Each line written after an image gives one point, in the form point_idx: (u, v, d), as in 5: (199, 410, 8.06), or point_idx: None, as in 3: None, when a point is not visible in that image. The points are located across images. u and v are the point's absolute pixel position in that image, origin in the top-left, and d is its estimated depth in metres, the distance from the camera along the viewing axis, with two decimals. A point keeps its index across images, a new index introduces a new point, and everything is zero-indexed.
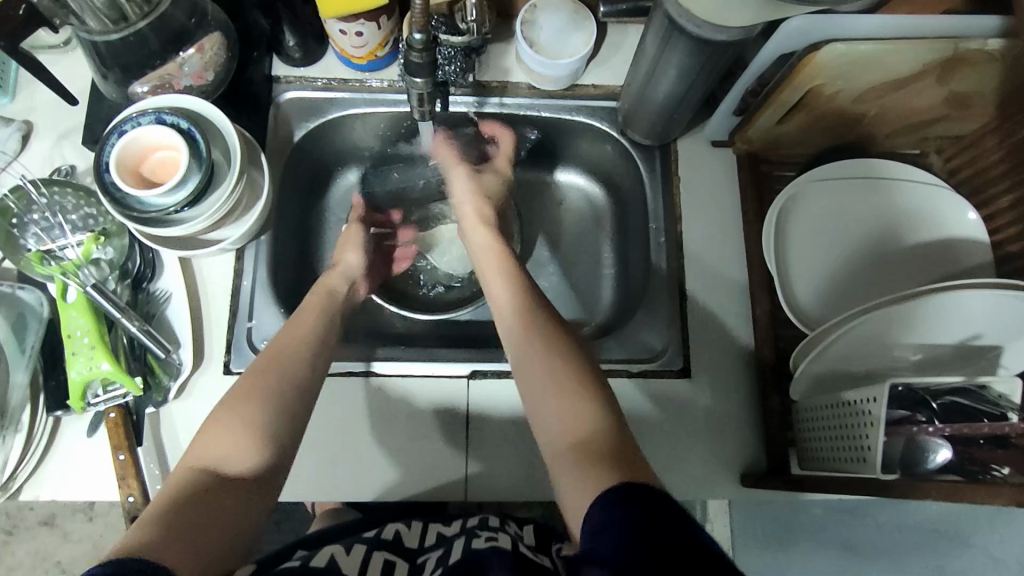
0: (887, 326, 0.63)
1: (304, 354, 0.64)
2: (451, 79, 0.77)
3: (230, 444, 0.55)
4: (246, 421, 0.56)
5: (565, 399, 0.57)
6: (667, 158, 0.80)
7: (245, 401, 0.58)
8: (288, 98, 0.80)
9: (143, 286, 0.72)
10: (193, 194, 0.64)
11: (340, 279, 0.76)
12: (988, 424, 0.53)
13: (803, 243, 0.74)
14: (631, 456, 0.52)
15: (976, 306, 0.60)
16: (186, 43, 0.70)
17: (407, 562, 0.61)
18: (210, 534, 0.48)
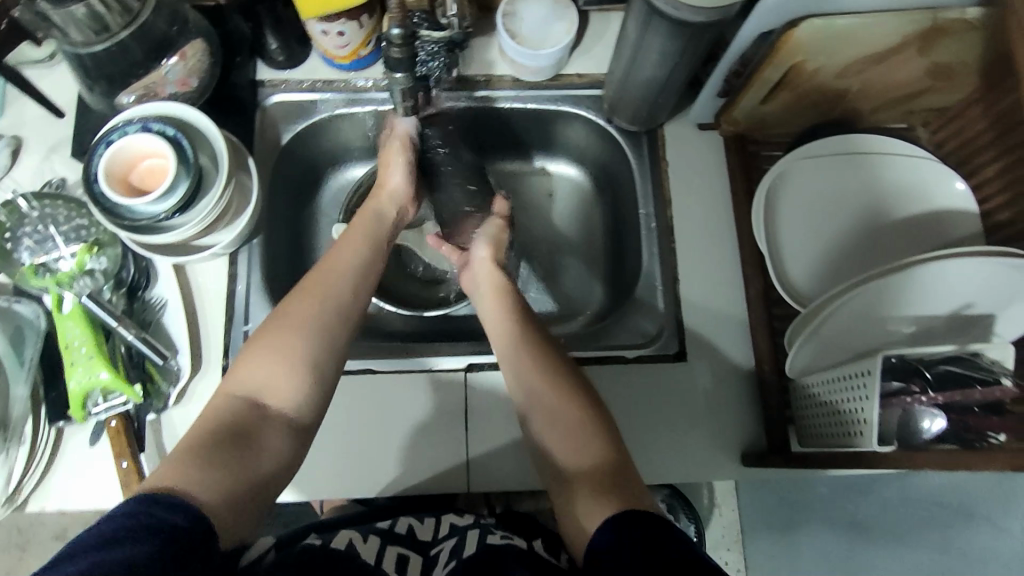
0: (879, 298, 0.64)
1: (350, 282, 0.62)
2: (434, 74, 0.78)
3: (272, 376, 0.55)
4: (288, 352, 0.56)
5: (569, 416, 0.58)
6: (655, 144, 0.81)
7: (284, 332, 0.57)
8: (274, 101, 0.80)
9: (138, 295, 0.72)
10: (182, 201, 0.65)
11: (387, 206, 0.73)
12: (980, 391, 0.54)
13: (792, 223, 0.74)
14: (633, 479, 0.54)
15: (965, 274, 0.61)
16: (169, 52, 0.71)
17: (421, 554, 0.61)
18: (248, 477, 0.50)
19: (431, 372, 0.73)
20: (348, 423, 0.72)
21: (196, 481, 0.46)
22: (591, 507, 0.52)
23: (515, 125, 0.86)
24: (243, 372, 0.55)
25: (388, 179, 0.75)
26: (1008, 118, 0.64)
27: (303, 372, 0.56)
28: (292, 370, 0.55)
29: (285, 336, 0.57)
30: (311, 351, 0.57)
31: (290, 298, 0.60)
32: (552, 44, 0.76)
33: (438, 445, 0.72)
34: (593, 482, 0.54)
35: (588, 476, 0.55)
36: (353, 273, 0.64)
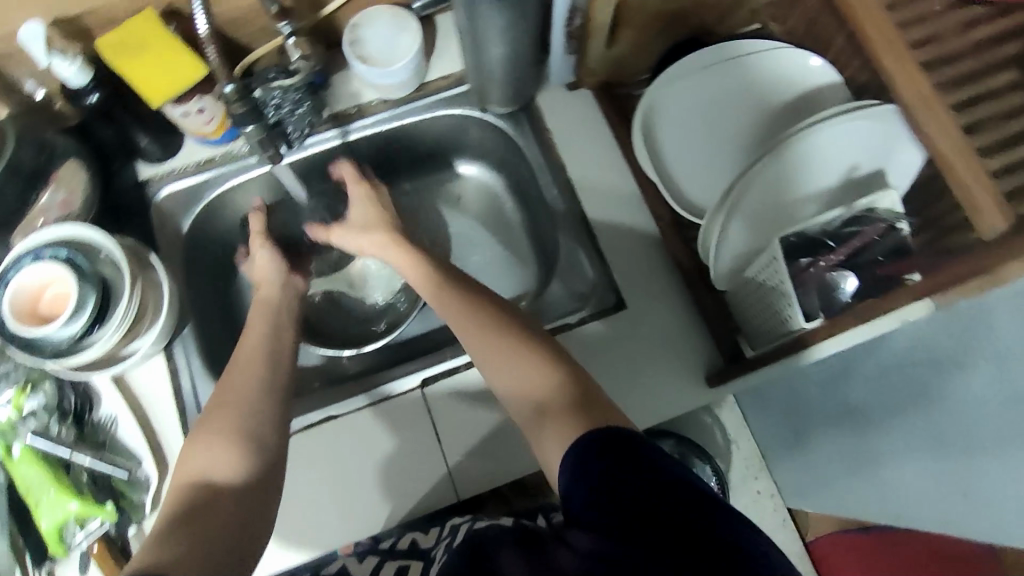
0: (775, 185, 0.65)
1: (265, 355, 0.65)
2: (284, 120, 0.77)
3: (215, 453, 0.56)
4: (226, 431, 0.57)
5: (521, 361, 0.59)
6: (534, 118, 0.83)
7: (216, 417, 0.59)
8: (165, 194, 0.81)
9: (86, 419, 0.72)
10: (96, 312, 0.66)
11: (271, 286, 0.76)
12: (859, 239, 0.57)
13: (678, 146, 0.76)
14: (601, 400, 0.54)
15: (842, 138, 0.63)
16: (43, 180, 0.74)
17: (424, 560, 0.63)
18: (212, 547, 0.49)
19: (372, 405, 0.74)
20: (320, 474, 0.72)
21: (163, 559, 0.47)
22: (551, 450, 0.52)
23: (402, 143, 0.88)
24: (186, 462, 0.56)
25: (257, 274, 0.78)
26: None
27: (242, 437, 0.57)
28: (234, 442, 0.57)
29: (221, 414, 0.59)
30: (246, 423, 0.58)
31: (218, 388, 0.63)
32: (402, 57, 0.78)
33: (416, 468, 0.72)
34: (549, 418, 0.54)
35: (541, 412, 0.55)
36: (268, 348, 0.66)
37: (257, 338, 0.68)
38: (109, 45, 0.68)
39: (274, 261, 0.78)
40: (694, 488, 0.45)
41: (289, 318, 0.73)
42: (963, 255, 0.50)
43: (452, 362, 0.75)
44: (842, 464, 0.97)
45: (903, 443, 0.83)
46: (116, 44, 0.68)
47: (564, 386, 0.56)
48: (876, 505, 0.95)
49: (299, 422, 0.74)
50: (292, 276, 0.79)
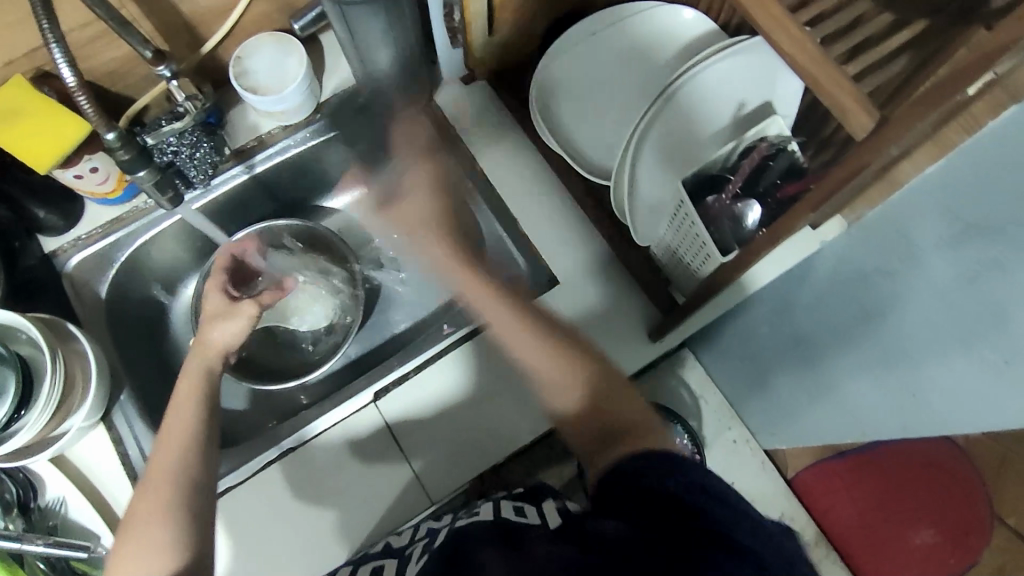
0: (672, 123, 0.69)
1: (196, 445, 0.61)
2: (179, 162, 0.77)
3: (143, 546, 0.55)
4: (150, 527, 0.56)
5: (575, 372, 0.60)
6: (435, 117, 0.83)
7: (144, 523, 0.56)
8: (75, 263, 0.78)
9: (31, 507, 0.69)
10: (19, 395, 0.64)
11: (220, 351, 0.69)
12: (749, 161, 0.60)
13: (579, 117, 0.77)
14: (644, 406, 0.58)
15: (724, 76, 0.67)
16: None
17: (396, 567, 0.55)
18: None
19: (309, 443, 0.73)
20: (285, 509, 0.71)
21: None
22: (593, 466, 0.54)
23: (311, 165, 0.87)
24: (123, 561, 0.55)
25: (217, 335, 0.68)
26: None
27: (177, 525, 0.56)
28: (156, 542, 0.55)
29: (147, 511, 0.56)
30: (182, 504, 0.57)
31: (139, 489, 0.59)
32: (291, 81, 0.77)
33: (380, 484, 0.72)
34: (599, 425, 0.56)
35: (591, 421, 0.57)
36: (201, 416, 0.63)
37: (187, 419, 0.63)
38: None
39: (238, 332, 0.69)
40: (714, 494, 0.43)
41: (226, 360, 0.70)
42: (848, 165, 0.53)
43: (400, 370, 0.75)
44: (801, 395, 1.00)
45: (846, 361, 0.86)
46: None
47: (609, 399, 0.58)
48: (837, 427, 0.99)
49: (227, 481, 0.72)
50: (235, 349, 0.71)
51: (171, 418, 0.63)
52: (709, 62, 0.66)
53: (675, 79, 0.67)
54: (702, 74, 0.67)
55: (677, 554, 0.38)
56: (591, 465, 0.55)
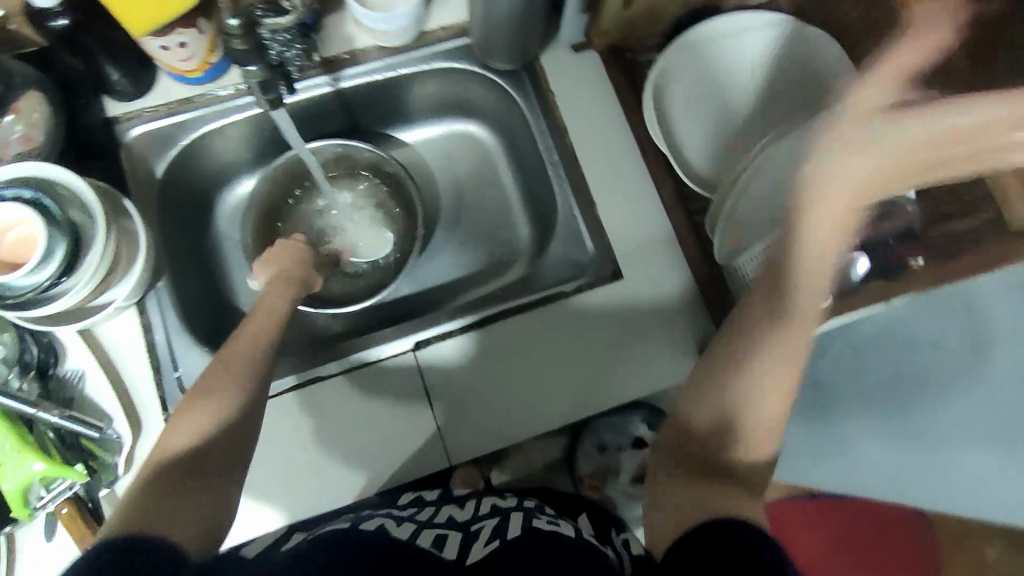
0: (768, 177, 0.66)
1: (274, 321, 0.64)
2: (293, 62, 0.73)
3: (202, 413, 0.55)
4: (211, 394, 0.56)
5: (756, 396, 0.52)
6: (536, 78, 0.80)
7: (219, 378, 0.57)
8: (135, 135, 0.75)
9: (49, 373, 0.67)
10: (66, 261, 0.60)
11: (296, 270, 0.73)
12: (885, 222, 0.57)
13: (682, 116, 0.75)
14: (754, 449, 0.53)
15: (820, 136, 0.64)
16: (4, 110, 0.67)
17: (459, 530, 0.55)
18: (183, 507, 0.49)
19: (352, 372, 0.71)
20: (303, 439, 0.70)
21: (136, 522, 0.47)
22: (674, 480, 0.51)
23: (393, 95, 0.84)
24: (177, 421, 0.55)
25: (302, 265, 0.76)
26: None
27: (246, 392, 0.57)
28: (216, 417, 0.55)
29: (226, 367, 0.58)
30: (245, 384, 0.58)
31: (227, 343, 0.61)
32: (402, 3, 0.72)
33: (402, 431, 0.71)
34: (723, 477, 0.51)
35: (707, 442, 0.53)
36: (273, 339, 0.63)
37: (275, 302, 0.66)
38: (129, 17, 0.62)
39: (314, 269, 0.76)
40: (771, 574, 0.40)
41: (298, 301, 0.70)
42: None
43: (445, 325, 0.73)
44: None
45: None
46: (134, 17, 0.62)
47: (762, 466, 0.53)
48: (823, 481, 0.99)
49: (276, 386, 0.71)
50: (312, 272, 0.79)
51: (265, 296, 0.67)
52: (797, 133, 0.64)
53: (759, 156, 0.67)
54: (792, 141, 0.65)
55: None
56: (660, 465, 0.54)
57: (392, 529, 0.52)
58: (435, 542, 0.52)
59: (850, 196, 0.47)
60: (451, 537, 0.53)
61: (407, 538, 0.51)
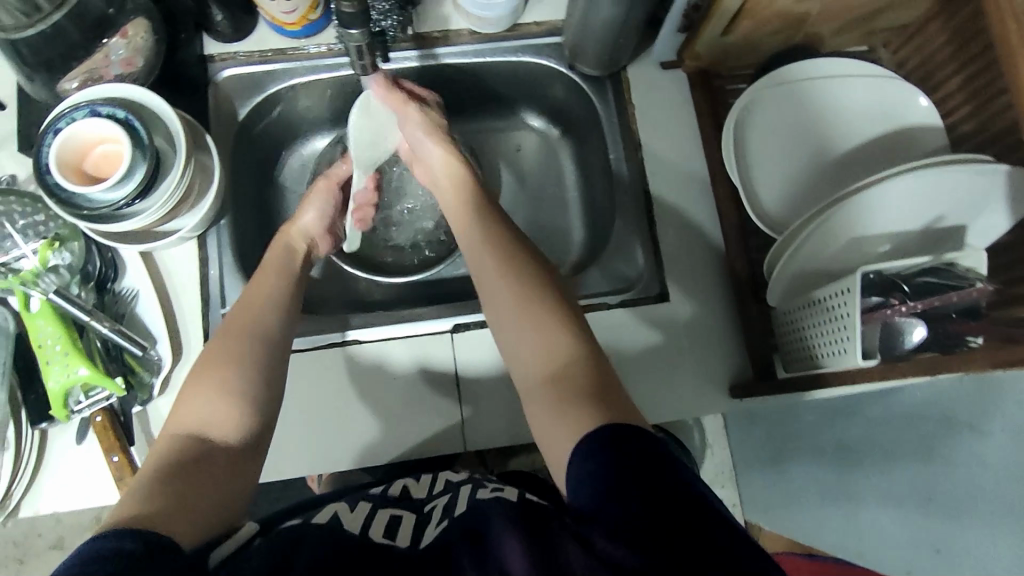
0: (840, 230, 0.64)
1: (280, 293, 0.64)
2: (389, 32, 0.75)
3: (218, 407, 0.54)
4: (220, 384, 0.56)
5: (531, 330, 0.55)
6: (619, 88, 0.80)
7: (225, 358, 0.57)
8: (226, 76, 0.77)
9: (107, 287, 0.70)
10: (143, 184, 0.62)
11: (300, 237, 0.73)
12: (955, 294, 0.55)
13: (763, 151, 0.73)
14: (609, 376, 0.51)
15: (903, 196, 0.61)
16: (108, 31, 0.69)
17: (413, 512, 0.55)
18: (199, 496, 0.49)
19: (385, 340, 0.73)
20: (327, 397, 0.72)
21: (153, 515, 0.46)
22: (557, 430, 0.49)
23: (474, 80, 0.84)
24: (186, 407, 0.55)
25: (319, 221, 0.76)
26: (969, 30, 0.61)
27: (256, 376, 0.57)
28: (229, 397, 0.55)
29: (229, 348, 0.58)
30: (256, 363, 0.58)
31: (233, 308, 0.63)
32: None
33: (427, 408, 0.72)
34: (538, 394, 0.52)
35: (556, 380, 0.51)
36: (289, 295, 0.65)
37: (273, 269, 0.67)
38: None
39: (322, 218, 0.75)
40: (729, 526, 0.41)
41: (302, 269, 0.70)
42: None
43: (486, 314, 0.74)
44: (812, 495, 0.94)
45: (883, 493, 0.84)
46: None
47: (576, 357, 0.52)
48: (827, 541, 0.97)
49: (306, 341, 0.72)
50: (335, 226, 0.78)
51: (261, 271, 0.66)
52: (893, 179, 0.59)
53: (846, 202, 0.62)
54: (878, 191, 0.61)
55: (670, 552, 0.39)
56: (547, 444, 0.50)
57: (345, 519, 0.51)
58: (388, 531, 0.51)
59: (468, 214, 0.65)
60: (405, 522, 0.53)
61: (359, 532, 0.50)
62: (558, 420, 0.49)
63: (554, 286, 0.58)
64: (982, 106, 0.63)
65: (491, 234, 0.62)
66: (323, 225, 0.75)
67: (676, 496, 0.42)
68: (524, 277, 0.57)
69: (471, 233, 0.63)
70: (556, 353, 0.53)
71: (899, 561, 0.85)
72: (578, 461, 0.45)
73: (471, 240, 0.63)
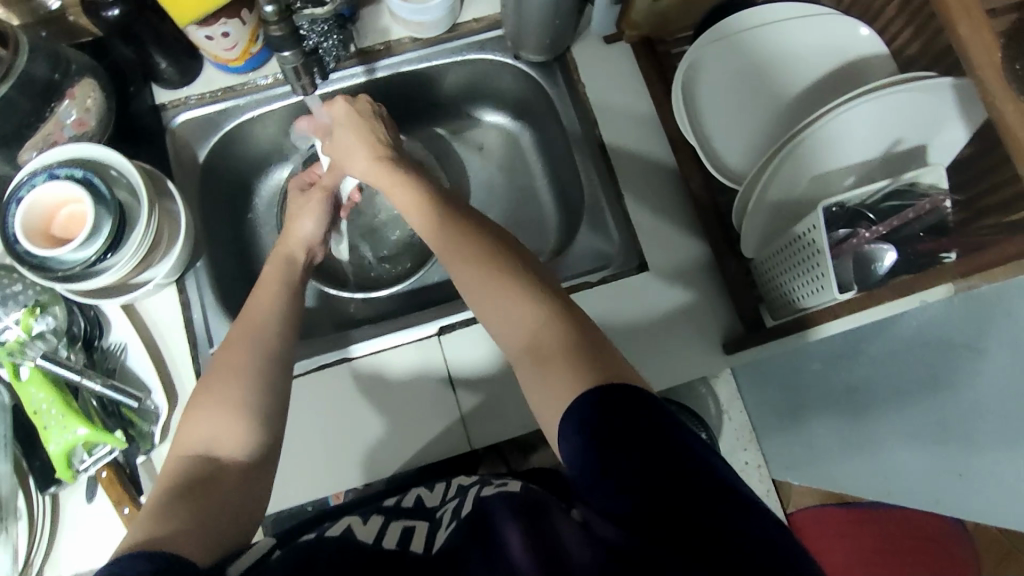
0: (802, 165, 0.64)
1: (276, 315, 0.64)
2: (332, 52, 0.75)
3: (220, 425, 0.55)
4: (228, 400, 0.56)
5: (510, 308, 0.54)
6: (567, 70, 0.80)
7: (225, 377, 0.58)
8: (181, 121, 0.78)
9: (95, 345, 0.71)
10: (111, 238, 0.63)
11: (299, 247, 0.74)
12: (910, 211, 0.55)
13: (715, 108, 0.74)
14: (594, 336, 0.50)
15: (859, 121, 0.62)
16: (58, 95, 0.69)
17: (426, 520, 0.54)
18: (211, 517, 0.50)
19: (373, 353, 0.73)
20: (325, 418, 0.72)
21: (166, 534, 0.47)
22: (551, 400, 0.48)
23: (423, 84, 0.85)
24: (190, 430, 0.55)
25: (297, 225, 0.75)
26: None
27: (258, 390, 0.57)
28: (236, 416, 0.55)
29: (230, 366, 0.58)
30: (253, 378, 0.58)
31: (233, 330, 0.62)
32: None
33: (426, 414, 0.72)
34: (527, 369, 0.51)
35: (541, 354, 0.50)
36: (288, 308, 0.65)
37: (271, 292, 0.66)
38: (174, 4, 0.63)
39: (315, 221, 0.76)
40: (734, 492, 0.40)
41: (301, 280, 0.70)
42: (1004, 239, 0.51)
43: (470, 313, 0.74)
44: (830, 439, 0.93)
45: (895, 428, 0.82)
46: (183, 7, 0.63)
47: (552, 322, 0.51)
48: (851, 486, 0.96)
49: (302, 365, 0.73)
50: (319, 244, 0.77)
51: (255, 294, 0.66)
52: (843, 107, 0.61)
53: (806, 132, 0.62)
54: (833, 120, 0.62)
55: (666, 531, 0.38)
56: (543, 413, 0.49)
57: (358, 531, 0.51)
58: (401, 539, 0.50)
59: (428, 210, 0.64)
60: (418, 530, 0.51)
61: (371, 541, 0.49)
62: (548, 389, 0.48)
63: (525, 263, 0.57)
64: (923, 25, 0.62)
65: (455, 222, 0.61)
66: (320, 232, 0.76)
67: (674, 466, 0.40)
68: (493, 259, 0.57)
69: (434, 224, 0.62)
70: (537, 325, 0.52)
71: (922, 493, 0.84)
72: (572, 427, 0.44)
73: (436, 231, 0.62)
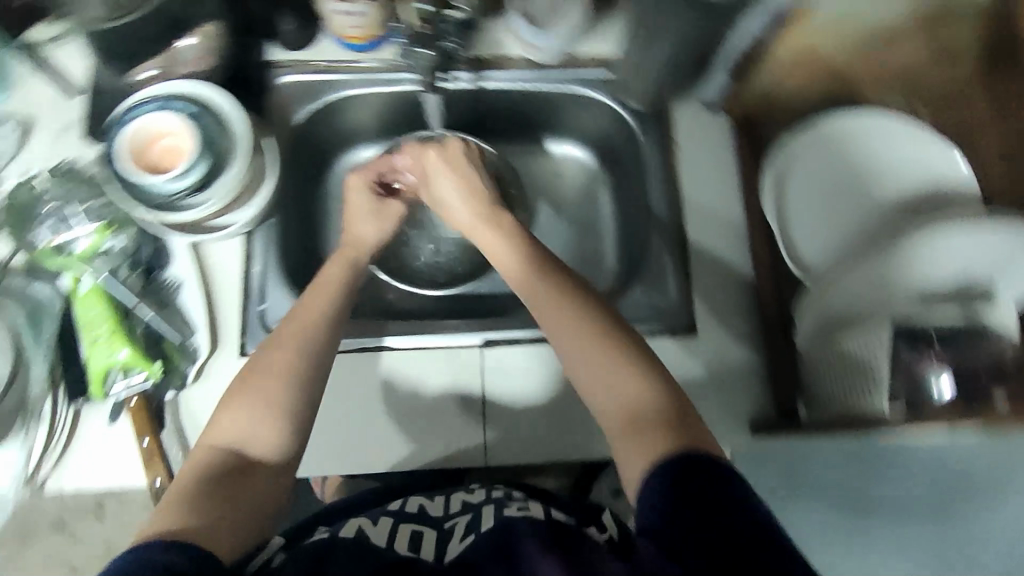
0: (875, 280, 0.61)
1: (332, 307, 0.65)
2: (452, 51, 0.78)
3: (255, 424, 0.57)
4: (267, 397, 0.57)
5: (600, 361, 0.56)
6: (663, 127, 0.83)
7: (270, 369, 0.59)
8: (286, 81, 0.80)
9: (156, 274, 0.73)
10: (200, 179, 0.66)
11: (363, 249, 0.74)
12: (982, 345, 0.55)
13: (804, 198, 0.75)
14: (681, 402, 0.53)
15: (942, 248, 0.57)
16: (184, 30, 0.74)
17: (434, 528, 0.56)
18: (236, 512, 0.52)
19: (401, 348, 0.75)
20: (356, 397, 0.73)
21: (195, 525, 0.50)
22: (635, 459, 0.51)
23: (523, 105, 0.87)
24: (224, 419, 0.57)
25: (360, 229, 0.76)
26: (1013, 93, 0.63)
27: (300, 386, 0.59)
28: (272, 415, 0.57)
29: (272, 360, 0.60)
30: (295, 372, 0.59)
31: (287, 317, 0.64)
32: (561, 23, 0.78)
33: (453, 418, 0.73)
34: (615, 424, 0.54)
35: (630, 413, 0.53)
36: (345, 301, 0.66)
37: (334, 282, 0.68)
38: None
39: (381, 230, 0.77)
40: (782, 549, 0.42)
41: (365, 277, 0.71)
42: None
43: (514, 333, 0.75)
44: None
45: None
46: None
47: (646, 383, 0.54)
48: None
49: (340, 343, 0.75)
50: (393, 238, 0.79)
51: (319, 282, 0.68)
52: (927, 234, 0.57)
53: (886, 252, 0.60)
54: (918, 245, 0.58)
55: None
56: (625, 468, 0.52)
57: (370, 532, 0.54)
58: (412, 544, 0.53)
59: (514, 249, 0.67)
60: (426, 539, 0.54)
61: (384, 546, 0.52)
62: (635, 449, 0.51)
63: (614, 316, 0.60)
64: None
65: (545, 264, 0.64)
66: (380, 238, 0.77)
67: (727, 524, 0.42)
68: (582, 307, 0.59)
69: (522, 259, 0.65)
70: (627, 381, 0.55)
71: None
72: (647, 489, 0.47)
73: (524, 268, 0.65)
